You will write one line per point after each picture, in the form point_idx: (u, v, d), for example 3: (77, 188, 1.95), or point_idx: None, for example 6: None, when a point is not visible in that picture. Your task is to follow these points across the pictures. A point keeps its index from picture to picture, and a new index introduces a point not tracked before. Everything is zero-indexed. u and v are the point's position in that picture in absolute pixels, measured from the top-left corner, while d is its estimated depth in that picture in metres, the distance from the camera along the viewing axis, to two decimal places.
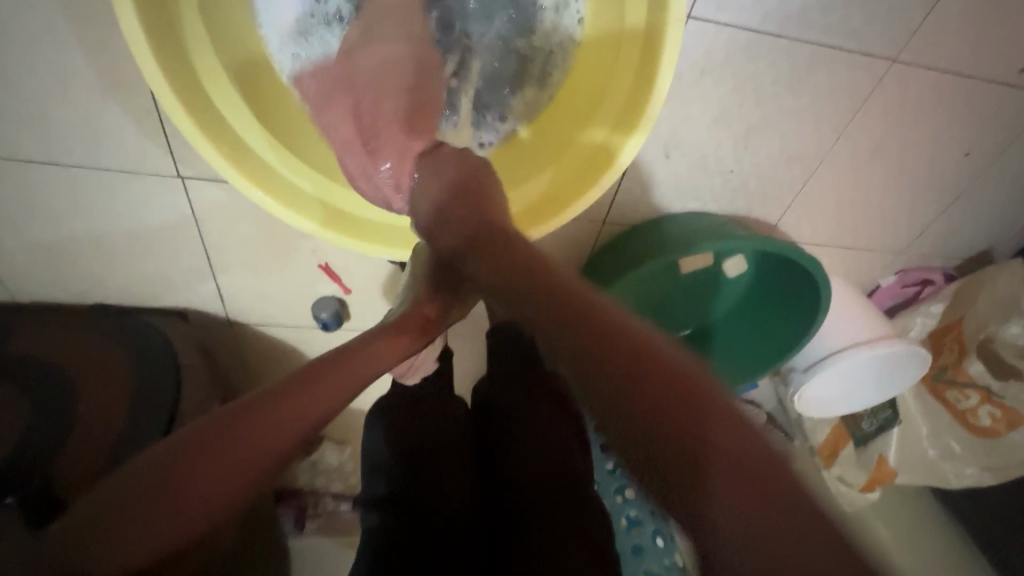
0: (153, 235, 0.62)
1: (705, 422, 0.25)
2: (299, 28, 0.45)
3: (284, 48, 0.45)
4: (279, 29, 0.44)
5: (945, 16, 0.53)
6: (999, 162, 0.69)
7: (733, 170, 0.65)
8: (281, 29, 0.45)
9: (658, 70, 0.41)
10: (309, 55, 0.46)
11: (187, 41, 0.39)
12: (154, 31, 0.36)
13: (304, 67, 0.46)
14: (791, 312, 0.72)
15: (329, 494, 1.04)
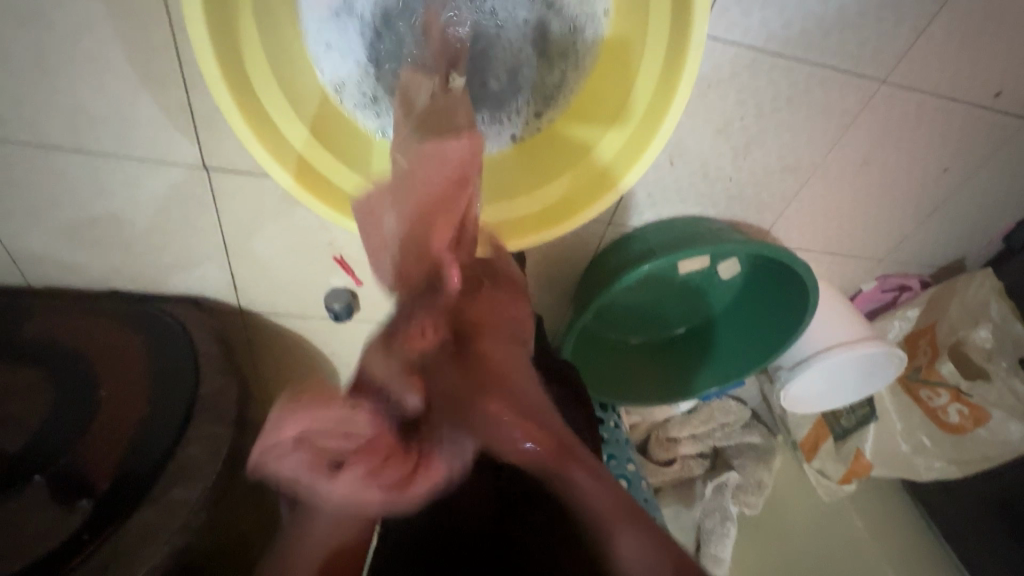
0: (172, 224, 0.64)
1: (612, 535, 0.28)
2: (333, 12, 0.45)
3: (318, 36, 0.46)
4: (315, 14, 0.45)
5: (929, 43, 0.58)
6: (975, 179, 0.75)
7: (731, 178, 0.69)
8: (317, 13, 0.45)
9: (677, 92, 0.44)
10: (339, 45, 0.47)
11: (237, 41, 0.42)
12: (210, 32, 0.39)
13: (334, 59, 0.47)
14: (780, 314, 0.77)
15: None
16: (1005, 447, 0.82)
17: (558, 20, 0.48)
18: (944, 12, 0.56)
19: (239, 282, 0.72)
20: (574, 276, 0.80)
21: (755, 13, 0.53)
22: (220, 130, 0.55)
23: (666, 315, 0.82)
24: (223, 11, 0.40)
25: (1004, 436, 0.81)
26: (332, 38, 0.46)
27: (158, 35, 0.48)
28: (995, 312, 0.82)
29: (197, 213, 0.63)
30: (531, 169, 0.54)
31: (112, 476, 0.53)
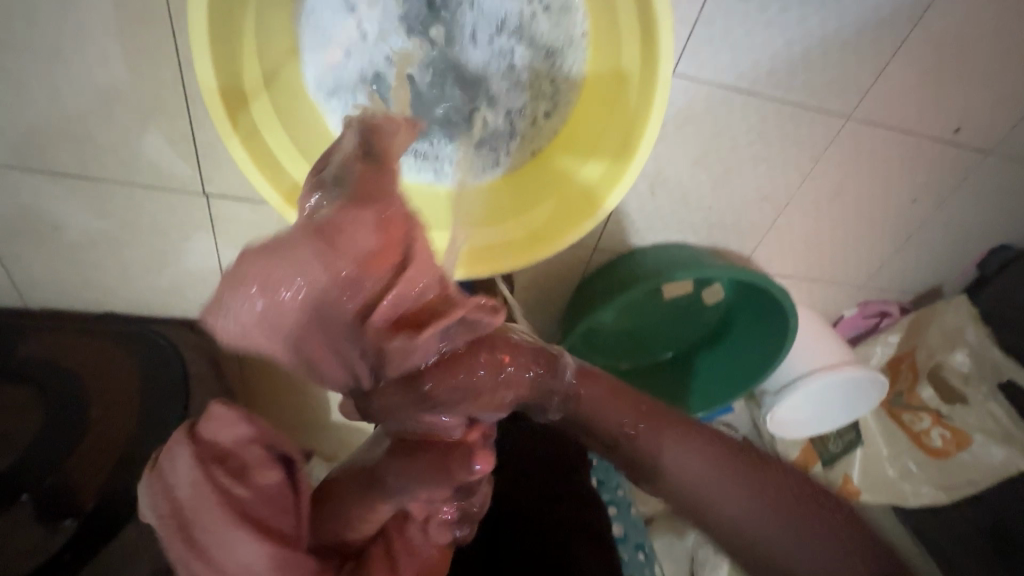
0: (170, 249, 0.66)
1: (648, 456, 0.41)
2: (337, 63, 0.49)
3: (320, 82, 0.50)
4: (320, 62, 0.49)
5: (889, 83, 0.62)
6: (945, 208, 0.78)
7: (711, 207, 0.73)
8: (322, 62, 0.49)
9: (648, 122, 0.47)
10: (340, 88, 0.50)
11: (243, 75, 0.45)
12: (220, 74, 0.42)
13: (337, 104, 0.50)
14: (763, 339, 0.78)
15: None
16: (989, 470, 0.82)
17: (544, 54, 0.51)
18: (901, 54, 0.60)
19: None
20: (563, 302, 0.82)
21: (724, 56, 0.58)
22: (221, 160, 0.58)
23: (653, 340, 0.84)
24: (230, 50, 0.43)
25: (987, 458, 0.81)
26: (336, 87, 0.50)
27: (167, 70, 0.51)
28: (971, 337, 0.84)
29: (194, 236, 0.65)
30: (521, 193, 0.56)
31: (97, 495, 0.54)
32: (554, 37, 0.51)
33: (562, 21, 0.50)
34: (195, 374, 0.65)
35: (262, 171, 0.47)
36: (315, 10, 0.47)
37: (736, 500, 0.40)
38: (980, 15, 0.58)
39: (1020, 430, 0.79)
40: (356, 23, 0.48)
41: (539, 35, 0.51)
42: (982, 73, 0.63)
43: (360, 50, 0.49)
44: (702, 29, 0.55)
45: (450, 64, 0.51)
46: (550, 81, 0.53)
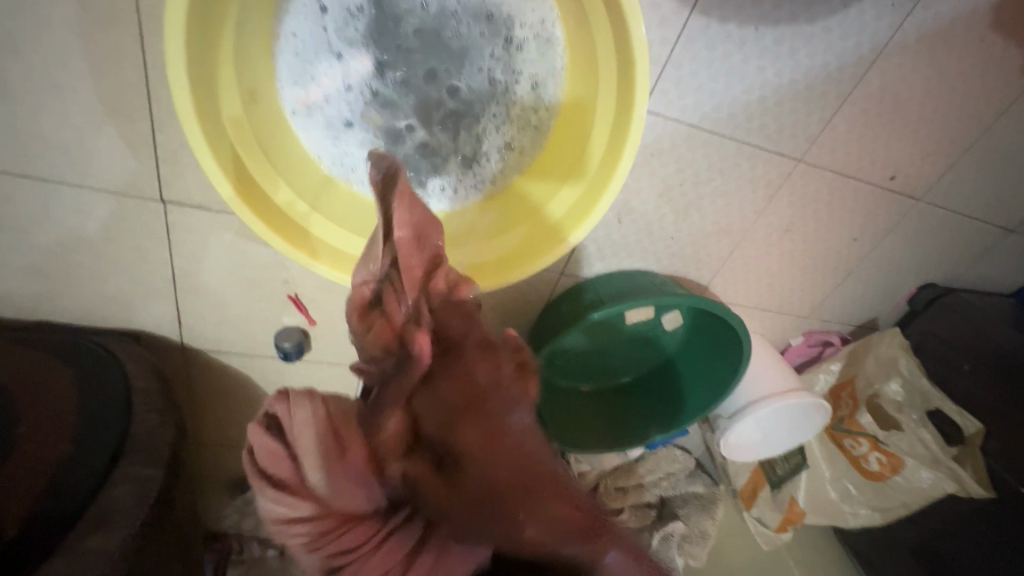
0: (119, 256, 0.62)
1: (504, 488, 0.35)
2: (316, 98, 0.49)
3: (295, 114, 0.49)
4: (297, 96, 0.48)
5: (835, 132, 0.68)
6: (881, 247, 0.85)
7: (673, 237, 0.76)
8: (299, 97, 0.48)
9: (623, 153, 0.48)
10: (317, 123, 0.50)
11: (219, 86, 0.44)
12: (195, 83, 0.41)
13: (312, 137, 0.50)
14: (719, 364, 0.81)
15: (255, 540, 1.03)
16: (917, 493, 0.87)
17: (525, 86, 0.52)
18: (846, 106, 0.65)
19: (185, 315, 0.70)
20: (528, 324, 0.83)
21: (690, 97, 0.61)
22: (183, 167, 0.56)
23: (615, 363, 0.86)
24: (210, 62, 0.42)
25: (917, 483, 0.87)
26: (313, 122, 0.50)
27: (131, 73, 0.49)
28: (904, 368, 0.90)
29: (147, 244, 0.62)
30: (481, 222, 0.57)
31: (26, 520, 0.49)
32: (533, 70, 0.51)
33: (544, 54, 0.51)
34: (141, 391, 0.63)
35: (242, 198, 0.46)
36: (299, 51, 0.47)
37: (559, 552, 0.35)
38: (912, 76, 0.64)
39: (946, 455, 0.84)
40: (343, 73, 0.48)
41: (521, 66, 0.51)
42: (914, 128, 0.69)
43: (346, 95, 0.49)
44: (671, 70, 0.58)
45: (437, 104, 0.51)
46: (532, 111, 0.53)
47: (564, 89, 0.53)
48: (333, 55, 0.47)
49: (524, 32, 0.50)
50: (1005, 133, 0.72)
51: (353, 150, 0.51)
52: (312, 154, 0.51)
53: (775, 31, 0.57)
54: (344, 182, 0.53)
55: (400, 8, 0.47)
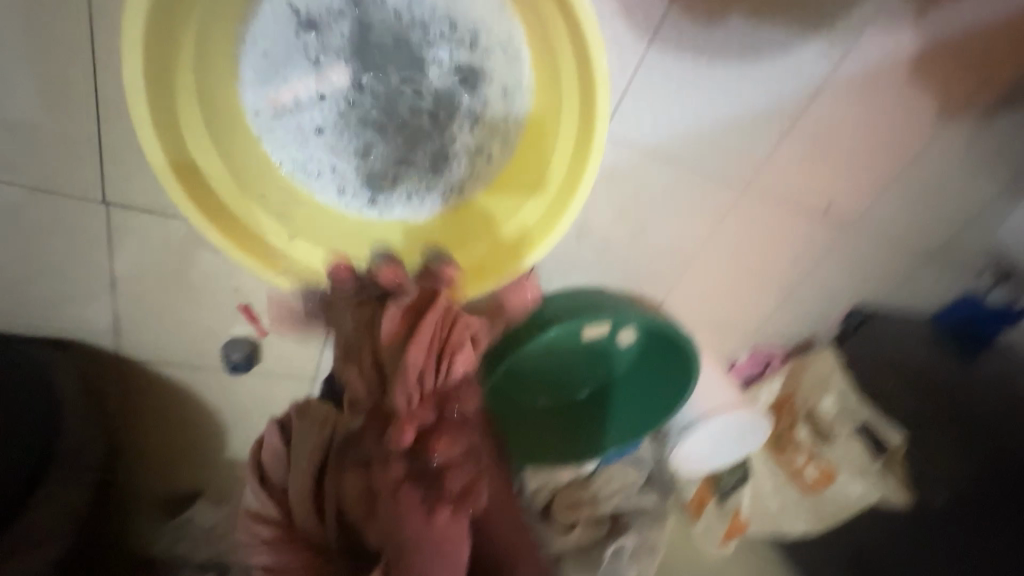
0: (51, 259, 0.58)
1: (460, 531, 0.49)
2: (285, 102, 0.48)
3: (261, 116, 0.48)
4: (265, 98, 0.47)
5: (777, 163, 0.73)
6: (817, 270, 0.91)
7: (629, 256, 0.79)
8: (267, 99, 0.47)
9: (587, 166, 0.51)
10: (284, 128, 0.49)
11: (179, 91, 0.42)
12: None
13: (279, 142, 0.49)
14: (671, 379, 0.85)
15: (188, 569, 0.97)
16: (848, 503, 0.94)
17: (495, 100, 0.53)
18: (786, 141, 0.71)
19: (122, 323, 0.66)
20: None
21: (646, 124, 0.64)
22: (131, 168, 0.54)
23: (570, 379, 0.87)
24: None
25: (848, 492, 0.93)
26: (280, 126, 0.49)
27: (78, 69, 0.47)
28: (837, 384, 0.97)
29: (84, 247, 0.58)
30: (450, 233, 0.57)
31: None
32: (500, 79, 0.52)
33: (511, 67, 0.51)
34: (65, 394, 0.57)
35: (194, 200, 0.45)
36: (266, 53, 0.46)
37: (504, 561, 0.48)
38: (843, 116, 0.70)
39: (873, 466, 0.92)
40: (316, 80, 0.48)
41: (490, 78, 0.52)
42: (845, 163, 0.76)
43: (318, 101, 0.49)
44: (629, 99, 0.61)
45: (407, 114, 0.51)
46: (501, 123, 0.54)
47: (531, 104, 0.53)
48: (300, 58, 0.47)
49: (491, 44, 0.50)
50: (919, 170, 0.80)
51: (322, 156, 0.51)
52: (274, 158, 0.50)
53: (724, 68, 0.62)
54: (307, 188, 0.52)
55: (373, 16, 0.47)
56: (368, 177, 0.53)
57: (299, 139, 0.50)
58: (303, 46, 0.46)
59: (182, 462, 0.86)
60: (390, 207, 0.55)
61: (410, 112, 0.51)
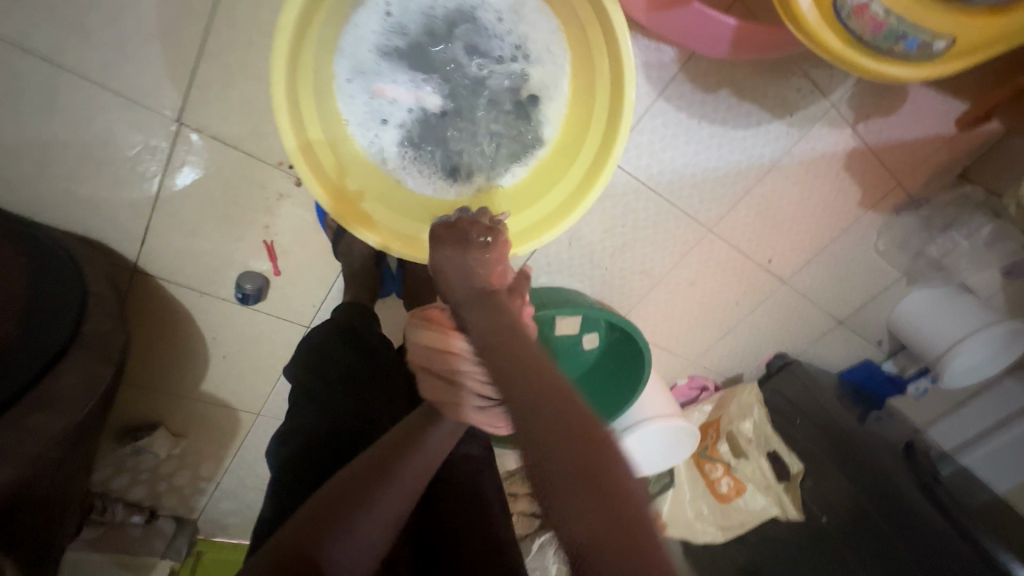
0: (109, 163, 0.64)
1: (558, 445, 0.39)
2: (367, 75, 0.59)
3: (348, 81, 0.59)
4: (356, 68, 0.58)
5: (735, 215, 0.89)
6: (753, 315, 1.08)
7: (606, 269, 0.92)
8: (357, 70, 0.58)
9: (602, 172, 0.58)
10: (362, 93, 0.60)
11: (302, 42, 0.53)
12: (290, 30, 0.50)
13: (354, 105, 0.60)
14: (626, 377, 0.95)
15: (121, 503, 1.04)
16: (751, 513, 1.06)
17: (534, 107, 0.64)
18: (746, 197, 0.87)
19: (151, 236, 0.71)
20: None
21: (643, 158, 0.78)
22: (212, 96, 0.62)
23: None
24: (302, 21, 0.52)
25: (753, 503, 1.06)
26: (359, 93, 0.59)
27: (199, 5, 0.56)
28: (757, 412, 1.10)
29: (143, 157, 0.64)
30: (441, 217, 0.65)
31: None
32: (538, 100, 0.64)
33: (552, 84, 0.63)
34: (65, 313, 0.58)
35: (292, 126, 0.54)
36: (362, 34, 0.57)
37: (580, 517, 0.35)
38: (792, 188, 0.87)
39: (776, 482, 1.05)
40: (399, 62, 0.59)
41: (533, 90, 0.63)
42: (787, 227, 0.93)
43: (395, 80, 0.60)
44: (634, 135, 0.76)
45: (460, 106, 0.63)
46: (534, 127, 0.65)
47: (563, 113, 0.64)
48: (390, 53, 0.58)
49: (539, 62, 0.62)
50: (843, 243, 0.99)
51: (386, 125, 0.62)
52: (346, 116, 0.60)
53: (710, 128, 0.77)
54: (367, 145, 0.62)
55: (453, 23, 0.59)
56: (419, 150, 0.64)
57: (371, 106, 0.61)
58: (389, 39, 0.58)
59: (156, 388, 0.89)
60: (428, 178, 0.65)
61: (459, 106, 0.62)
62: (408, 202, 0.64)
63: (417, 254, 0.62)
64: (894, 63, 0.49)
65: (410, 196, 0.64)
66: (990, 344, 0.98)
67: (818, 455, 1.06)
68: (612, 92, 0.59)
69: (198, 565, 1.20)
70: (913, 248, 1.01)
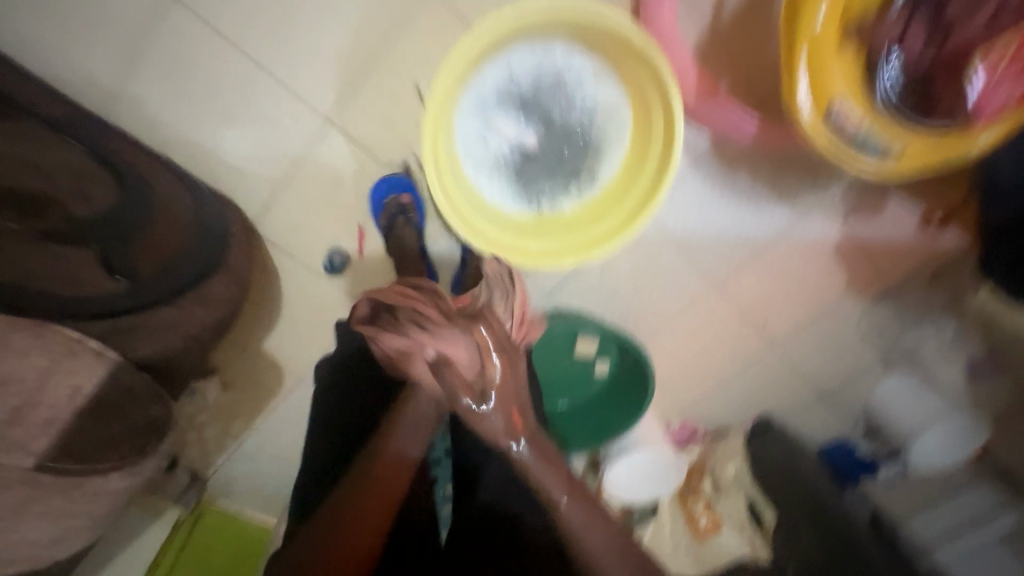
0: (266, 140, 0.83)
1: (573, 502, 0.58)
2: (486, 110, 0.79)
3: (471, 112, 0.79)
4: (479, 105, 0.79)
5: (740, 279, 1.06)
6: (744, 373, 1.22)
7: (626, 306, 1.07)
8: (480, 106, 0.79)
9: (646, 211, 0.76)
10: (479, 125, 0.79)
11: (449, 79, 0.74)
12: (451, 70, 0.72)
13: (471, 131, 0.80)
14: (632, 399, 1.08)
15: None
16: (725, 552, 1.13)
17: (599, 156, 0.83)
18: (751, 264, 1.04)
19: (272, 206, 0.88)
20: None
21: (671, 214, 0.97)
22: (360, 106, 0.82)
23: (557, 383, 1.11)
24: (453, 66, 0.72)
25: (728, 543, 1.14)
26: (476, 122, 0.79)
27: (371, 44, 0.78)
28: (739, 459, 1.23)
29: (292, 139, 0.84)
30: (512, 226, 0.83)
31: (151, 270, 0.68)
32: (604, 152, 0.83)
33: (617, 142, 0.82)
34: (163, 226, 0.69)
35: (430, 135, 0.74)
36: (491, 81, 0.78)
37: (597, 539, 0.57)
38: (788, 264, 1.05)
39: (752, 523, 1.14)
40: (511, 106, 0.79)
41: (602, 144, 0.82)
42: (781, 297, 1.10)
43: (504, 118, 0.80)
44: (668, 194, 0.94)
45: (546, 146, 0.82)
46: (597, 172, 0.83)
47: (620, 164, 0.83)
48: (508, 97, 0.79)
49: (611, 125, 0.82)
50: (828, 321, 1.15)
51: (488, 149, 0.81)
52: (463, 136, 0.79)
53: (726, 200, 0.96)
54: (471, 160, 0.80)
55: (556, 86, 0.79)
56: (506, 173, 0.82)
57: (479, 133, 0.80)
58: (509, 89, 0.79)
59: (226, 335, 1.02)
60: (509, 194, 0.83)
61: (545, 146, 0.82)
62: (490, 209, 0.82)
63: (486, 249, 0.79)
64: (859, 162, 0.67)
65: (483, 204, 0.81)
66: (953, 435, 1.11)
67: (794, 516, 1.14)
68: (662, 168, 0.77)
69: (191, 531, 1.19)
70: (887, 335, 1.19)
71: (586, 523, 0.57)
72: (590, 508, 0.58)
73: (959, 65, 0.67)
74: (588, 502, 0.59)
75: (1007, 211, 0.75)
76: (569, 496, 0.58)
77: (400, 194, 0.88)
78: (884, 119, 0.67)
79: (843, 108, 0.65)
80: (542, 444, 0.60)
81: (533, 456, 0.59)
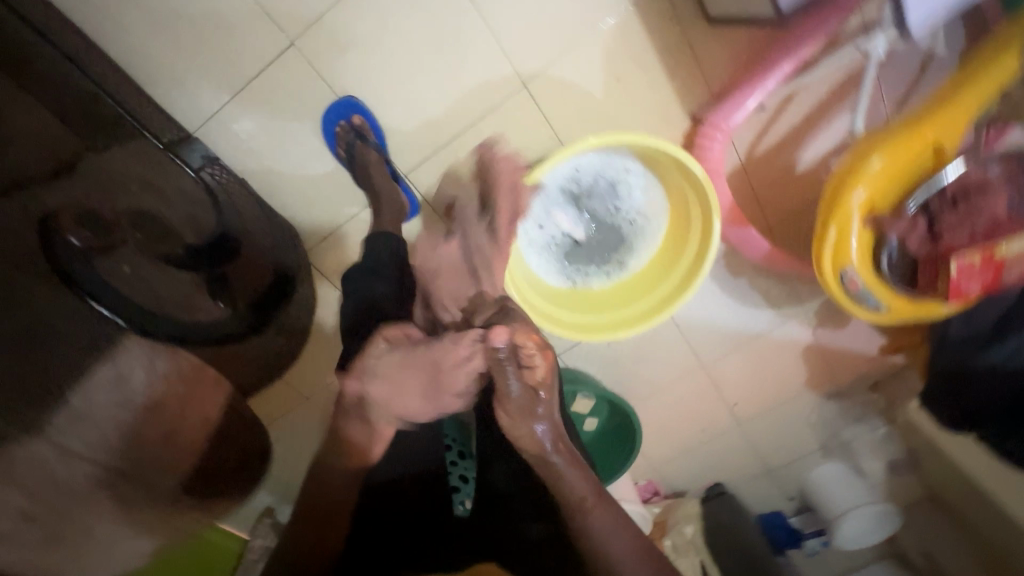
0: (343, 182, 0.89)
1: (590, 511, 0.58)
2: (546, 199, 0.88)
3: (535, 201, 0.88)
4: (542, 195, 0.87)
5: (724, 364, 1.21)
6: (710, 444, 1.37)
7: (624, 373, 1.19)
8: (542, 196, 0.88)
9: (668, 313, 0.90)
10: (538, 212, 0.89)
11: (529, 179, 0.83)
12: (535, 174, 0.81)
13: (532, 217, 0.88)
14: (621, 450, 1.21)
15: None
16: None
17: (633, 251, 0.95)
18: (735, 354, 1.20)
19: (331, 238, 0.92)
20: None
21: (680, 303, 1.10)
22: (436, 169, 0.89)
23: None
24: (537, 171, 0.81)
25: None
26: (537, 210, 0.88)
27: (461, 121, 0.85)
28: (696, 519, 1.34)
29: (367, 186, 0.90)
30: (550, 295, 0.95)
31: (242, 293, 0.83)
32: (638, 248, 0.95)
33: (650, 242, 0.95)
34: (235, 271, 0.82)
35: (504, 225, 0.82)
36: (555, 178, 0.86)
37: (624, 542, 0.57)
38: (764, 358, 1.22)
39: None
40: (567, 200, 0.89)
41: (637, 241, 0.95)
42: (754, 383, 1.26)
43: (560, 209, 0.89)
44: None
45: (591, 235, 0.93)
46: (628, 263, 0.96)
47: (648, 261, 0.96)
48: (566, 193, 0.88)
49: (649, 227, 0.93)
50: (786, 409, 1.33)
51: (542, 230, 0.90)
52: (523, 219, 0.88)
53: (728, 299, 1.11)
54: (526, 239, 0.90)
55: (608, 189, 0.89)
56: (553, 252, 0.93)
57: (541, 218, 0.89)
58: (568, 187, 0.88)
59: None
60: (552, 268, 0.94)
61: (590, 235, 0.93)
62: (535, 281, 0.93)
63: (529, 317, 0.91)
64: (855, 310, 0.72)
65: (531, 276, 0.92)
66: (870, 519, 1.29)
67: None
68: (688, 280, 0.91)
69: None
70: (832, 428, 1.37)
71: (603, 518, 0.58)
72: (610, 511, 0.59)
73: (996, 253, 0.62)
74: (604, 505, 0.59)
75: (1002, 361, 0.74)
76: (587, 497, 0.59)
77: (350, 115, 0.82)
78: (883, 281, 0.69)
79: (853, 274, 0.68)
80: (567, 449, 0.62)
81: (550, 436, 0.60)
